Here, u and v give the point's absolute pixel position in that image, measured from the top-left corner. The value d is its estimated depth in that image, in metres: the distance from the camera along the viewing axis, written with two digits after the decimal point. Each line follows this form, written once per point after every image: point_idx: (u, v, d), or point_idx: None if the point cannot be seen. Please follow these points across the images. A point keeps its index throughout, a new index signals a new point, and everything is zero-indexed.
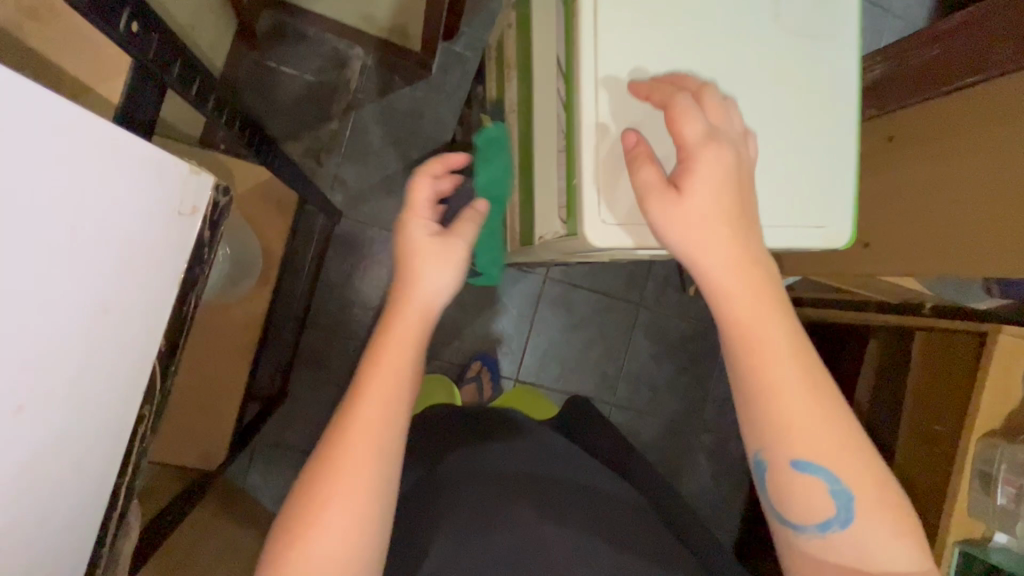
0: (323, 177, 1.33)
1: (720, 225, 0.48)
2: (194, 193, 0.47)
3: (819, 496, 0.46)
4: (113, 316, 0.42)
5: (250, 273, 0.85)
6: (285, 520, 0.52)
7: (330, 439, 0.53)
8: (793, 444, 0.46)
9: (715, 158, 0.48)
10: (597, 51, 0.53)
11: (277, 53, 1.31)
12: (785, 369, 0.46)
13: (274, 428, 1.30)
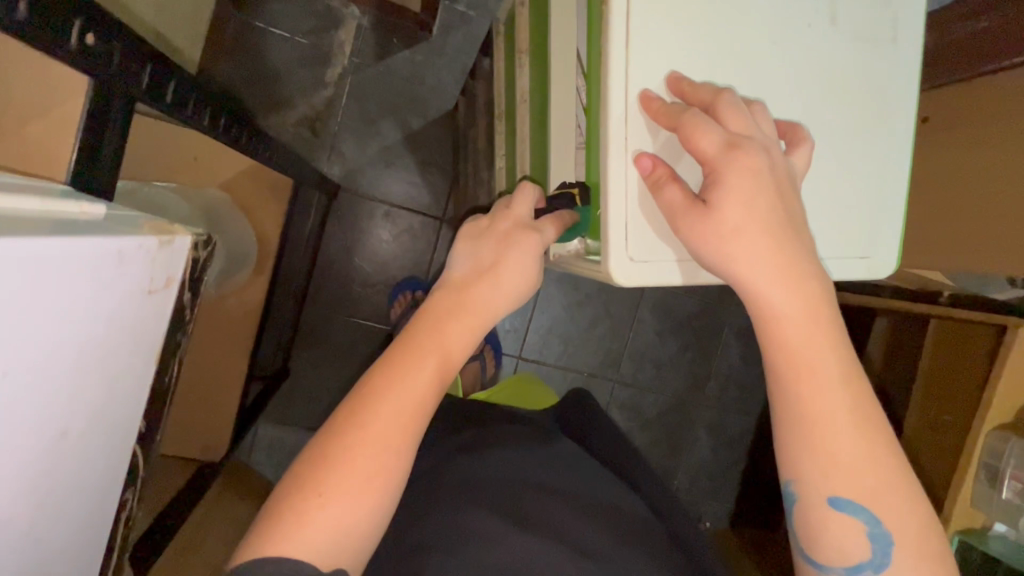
0: (319, 150, 1.27)
1: (761, 247, 0.44)
2: (163, 265, 0.42)
3: (852, 533, 0.44)
4: (68, 430, 0.37)
5: (244, 264, 0.82)
6: (301, 464, 0.48)
7: (367, 391, 0.49)
8: (829, 475, 0.44)
9: (743, 169, 0.43)
10: (629, 65, 0.47)
11: (266, 14, 1.22)
12: (823, 398, 0.44)
13: (278, 406, 1.29)
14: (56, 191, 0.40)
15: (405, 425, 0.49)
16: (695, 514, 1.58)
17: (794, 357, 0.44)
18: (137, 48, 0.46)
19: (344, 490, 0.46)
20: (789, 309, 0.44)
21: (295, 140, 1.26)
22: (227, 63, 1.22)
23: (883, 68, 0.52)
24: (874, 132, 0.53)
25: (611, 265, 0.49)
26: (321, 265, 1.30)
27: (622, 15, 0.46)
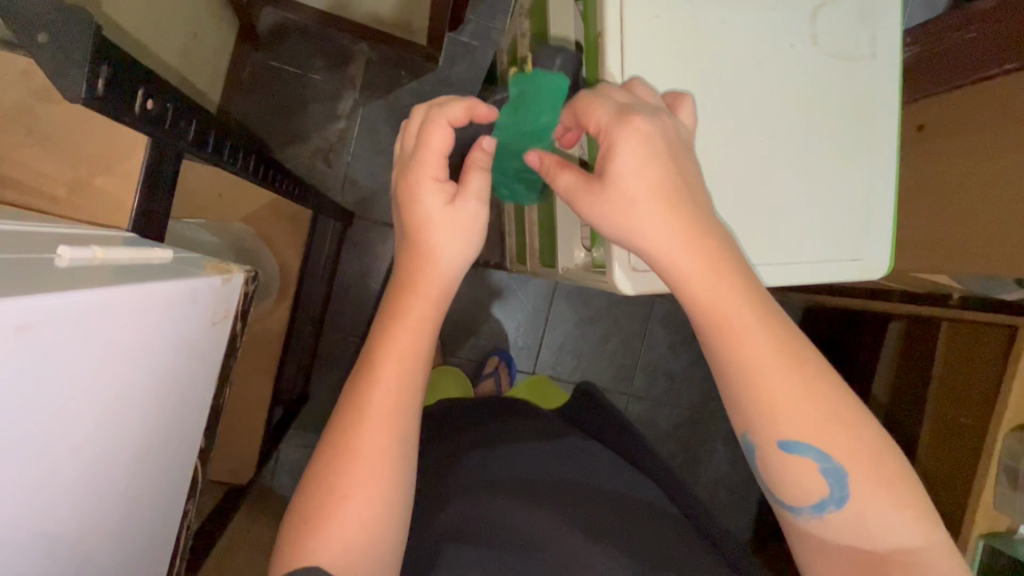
0: (333, 179, 1.32)
1: (657, 223, 0.46)
2: (224, 297, 0.45)
3: (811, 473, 0.47)
4: (147, 454, 0.40)
5: (267, 293, 0.85)
6: (305, 500, 0.52)
7: (348, 421, 0.53)
8: (779, 420, 0.46)
9: (630, 134, 0.45)
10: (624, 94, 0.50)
11: (282, 53, 1.28)
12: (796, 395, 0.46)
13: (299, 430, 1.33)
14: (120, 238, 0.44)
15: (393, 393, 0.53)
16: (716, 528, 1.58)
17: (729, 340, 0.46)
18: (187, 108, 0.51)
19: (361, 466, 0.51)
20: (716, 309, 0.46)
21: (311, 171, 1.31)
22: (245, 101, 1.28)
23: (866, 82, 0.55)
24: (861, 142, 0.55)
25: (616, 281, 0.52)
26: (338, 291, 1.35)
27: (615, 47, 0.50)
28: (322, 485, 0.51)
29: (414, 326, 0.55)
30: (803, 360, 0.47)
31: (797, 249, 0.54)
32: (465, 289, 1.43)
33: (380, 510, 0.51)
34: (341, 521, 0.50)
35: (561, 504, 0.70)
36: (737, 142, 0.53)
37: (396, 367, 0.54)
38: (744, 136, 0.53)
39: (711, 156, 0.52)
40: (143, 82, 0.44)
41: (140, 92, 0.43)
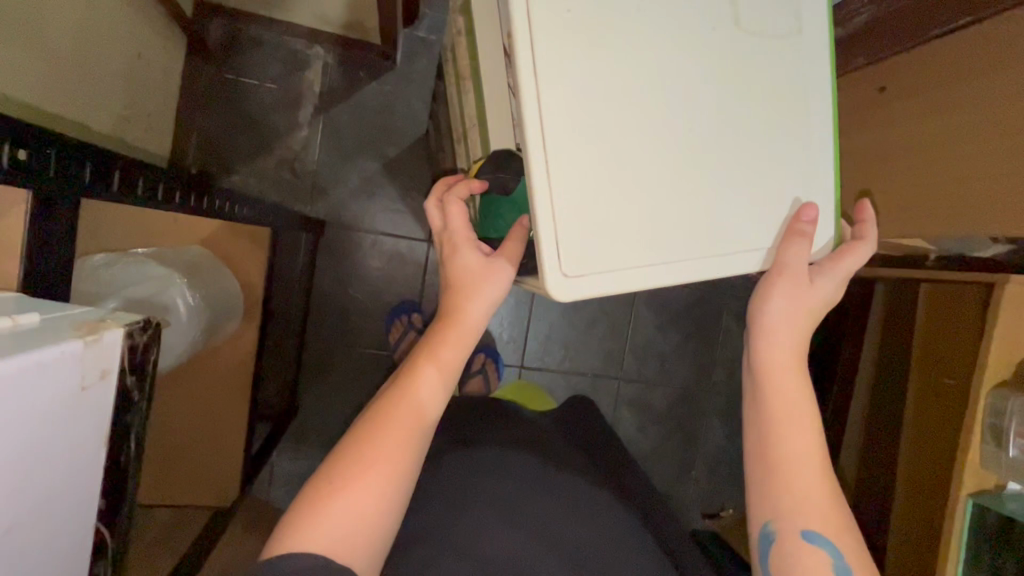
0: (301, 189, 1.30)
1: (796, 328, 0.60)
2: (97, 359, 0.44)
3: (817, 560, 0.54)
4: (11, 535, 0.38)
5: (231, 317, 0.82)
6: (322, 476, 0.54)
7: (381, 411, 0.56)
8: (807, 511, 0.55)
9: (827, 292, 0.59)
10: (540, 92, 0.49)
11: (234, 65, 1.26)
12: (807, 457, 0.57)
13: (292, 443, 1.33)
14: (2, 305, 0.44)
15: (414, 425, 0.56)
16: (717, 502, 1.60)
17: (783, 431, 0.58)
18: (74, 146, 0.49)
19: (364, 482, 0.53)
20: (787, 385, 0.59)
21: (277, 182, 1.29)
22: (203, 116, 1.25)
23: (794, 54, 0.55)
24: (790, 123, 0.55)
25: (550, 287, 0.50)
26: (317, 303, 1.33)
27: (526, 43, 0.48)
28: (321, 490, 0.53)
29: (444, 361, 0.59)
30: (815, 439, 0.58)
31: (735, 228, 0.54)
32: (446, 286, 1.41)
33: (363, 535, 0.52)
34: (327, 533, 0.50)
35: (519, 512, 0.75)
36: (668, 126, 0.52)
37: (424, 400, 0.57)
38: (665, 126, 0.52)
39: (632, 150, 0.51)
40: (9, 131, 0.41)
41: (7, 143, 0.41)
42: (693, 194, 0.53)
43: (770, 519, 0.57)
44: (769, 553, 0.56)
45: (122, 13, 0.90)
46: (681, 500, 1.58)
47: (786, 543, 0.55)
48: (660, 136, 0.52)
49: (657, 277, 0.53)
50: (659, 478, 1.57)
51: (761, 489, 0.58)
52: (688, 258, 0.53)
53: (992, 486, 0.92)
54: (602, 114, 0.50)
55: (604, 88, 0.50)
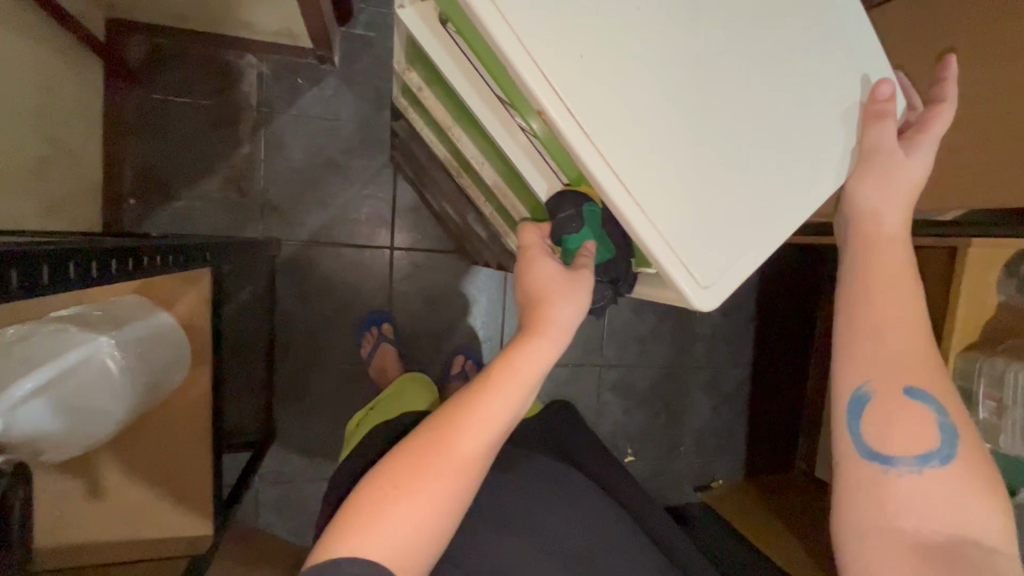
0: (251, 207, 1.24)
1: (898, 221, 0.55)
2: None
3: (921, 419, 0.54)
4: None
5: (180, 365, 0.78)
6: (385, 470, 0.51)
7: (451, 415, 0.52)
8: (912, 370, 0.54)
9: (923, 168, 0.54)
10: (557, 90, 0.44)
11: (161, 84, 1.18)
12: (909, 317, 0.55)
13: (275, 466, 1.31)
14: None
15: (467, 467, 0.51)
16: (708, 474, 1.62)
17: (890, 292, 0.55)
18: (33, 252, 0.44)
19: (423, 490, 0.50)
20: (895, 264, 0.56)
21: (225, 203, 1.23)
22: (137, 141, 1.18)
23: None
24: (804, 67, 0.50)
25: (691, 299, 0.49)
26: (282, 324, 1.29)
27: (507, 36, 0.43)
28: (383, 491, 0.50)
29: (510, 402, 0.53)
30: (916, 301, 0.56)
31: (821, 177, 0.51)
32: (414, 291, 1.35)
33: (419, 549, 0.49)
34: (381, 541, 0.47)
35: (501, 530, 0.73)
36: (699, 78, 0.47)
37: (484, 443, 0.52)
38: (696, 77, 0.47)
39: (675, 110, 0.47)
40: None
41: None
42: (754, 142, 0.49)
43: (872, 378, 0.55)
44: (865, 416, 0.55)
45: (19, 45, 0.84)
46: (672, 476, 1.60)
47: (889, 396, 0.54)
48: (701, 74, 0.47)
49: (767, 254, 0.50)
50: (648, 458, 1.58)
51: (862, 346, 0.56)
52: (785, 214, 0.50)
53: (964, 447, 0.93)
54: (632, 92, 0.46)
55: (616, 63, 0.45)
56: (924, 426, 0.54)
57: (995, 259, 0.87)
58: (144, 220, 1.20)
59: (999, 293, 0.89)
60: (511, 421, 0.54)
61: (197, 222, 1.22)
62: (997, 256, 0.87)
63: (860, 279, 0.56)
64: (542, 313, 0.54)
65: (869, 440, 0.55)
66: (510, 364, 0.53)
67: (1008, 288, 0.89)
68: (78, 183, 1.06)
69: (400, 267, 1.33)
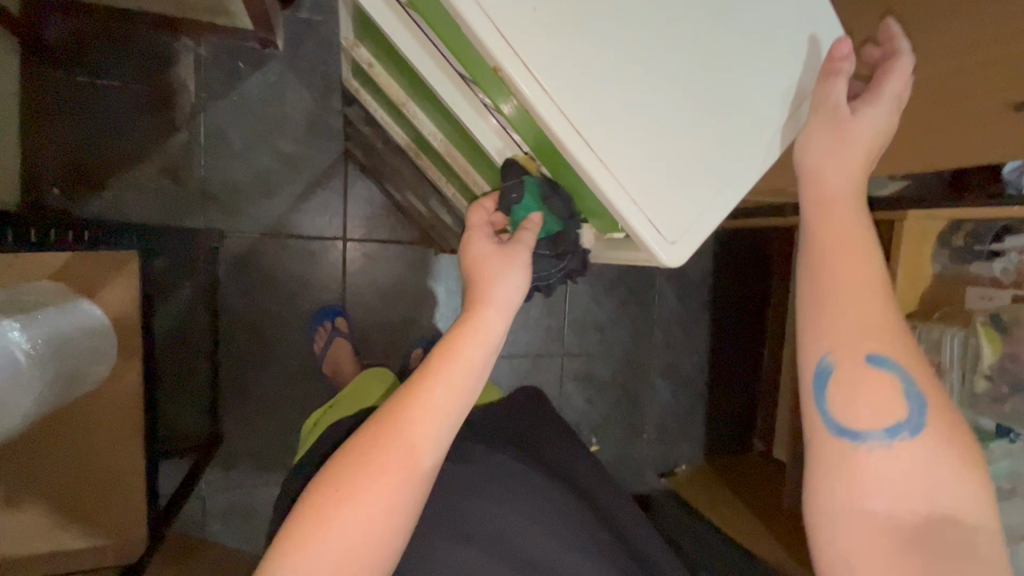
0: (189, 198, 1.18)
1: (858, 178, 0.50)
2: None
3: (883, 388, 0.47)
4: None
5: (104, 356, 0.72)
6: (323, 484, 0.47)
7: (388, 419, 0.48)
8: (873, 336, 0.48)
9: (885, 124, 0.50)
10: (493, 19, 0.42)
11: (85, 66, 1.11)
12: (869, 276, 0.48)
13: (222, 471, 1.24)
14: None
15: (408, 470, 0.47)
16: (670, 460, 1.63)
17: (851, 250, 0.48)
18: None
19: (364, 504, 0.46)
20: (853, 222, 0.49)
21: (159, 193, 1.16)
22: (62, 126, 1.10)
23: None
24: (757, 15, 0.49)
25: (658, 253, 0.49)
26: (227, 321, 1.22)
27: None
28: (322, 504, 0.46)
29: (451, 397, 0.49)
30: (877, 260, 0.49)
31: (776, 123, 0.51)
32: (368, 282, 1.30)
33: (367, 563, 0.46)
34: (323, 557, 0.45)
35: (455, 525, 0.72)
36: (644, 10, 0.46)
37: (425, 443, 0.48)
38: (648, 21, 0.46)
39: (625, 45, 0.46)
40: None
41: None
42: (705, 81, 0.48)
43: (825, 345, 0.49)
44: (826, 389, 0.48)
45: None
46: (635, 464, 1.61)
47: (846, 364, 0.48)
48: (649, 10, 0.46)
49: (727, 200, 0.50)
50: (612, 446, 1.58)
51: (820, 313, 0.49)
52: (745, 167, 0.50)
53: None
54: (575, 23, 0.44)
55: None
56: (890, 398, 0.47)
57: (927, 232, 0.92)
58: (71, 211, 1.11)
59: (934, 263, 0.93)
60: (456, 419, 0.50)
61: (131, 213, 1.14)
62: (929, 229, 0.92)
63: (817, 238, 0.50)
64: (478, 299, 0.51)
65: (835, 417, 0.48)
66: (448, 355, 0.49)
67: (942, 259, 0.93)
68: None
69: (353, 259, 1.28)
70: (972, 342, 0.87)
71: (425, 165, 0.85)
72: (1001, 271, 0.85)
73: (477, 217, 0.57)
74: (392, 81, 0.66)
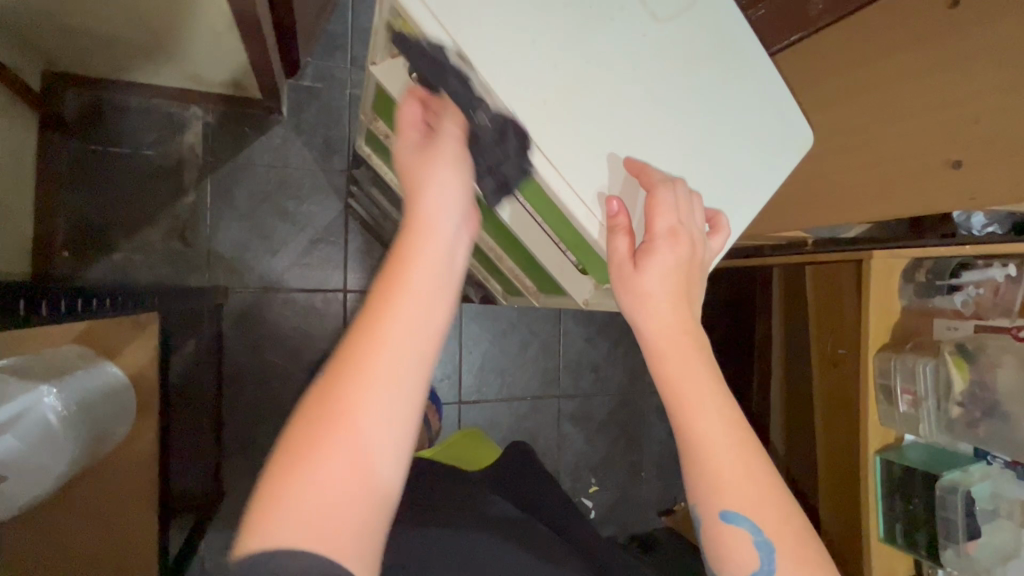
0: (195, 256, 1.22)
1: (676, 315, 0.47)
2: None
3: (741, 541, 0.45)
4: None
5: (125, 417, 0.73)
6: (285, 443, 0.36)
7: (348, 348, 0.37)
8: (726, 491, 0.45)
9: (674, 255, 0.48)
10: (506, 108, 0.49)
11: (101, 135, 1.16)
12: (711, 427, 0.45)
13: (222, 529, 1.22)
14: None
15: (352, 477, 0.35)
16: (670, 497, 1.65)
17: (691, 406, 0.46)
18: None
19: (332, 451, 0.35)
20: (685, 370, 0.46)
21: (167, 253, 1.20)
22: (73, 193, 1.15)
23: (705, 22, 0.56)
24: (728, 99, 0.58)
25: None
26: (230, 376, 1.24)
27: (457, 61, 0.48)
28: (286, 463, 0.35)
29: (394, 375, 0.36)
30: (719, 402, 0.46)
31: (749, 188, 0.59)
32: None
33: (349, 520, 0.34)
34: (292, 521, 0.33)
35: None
36: (636, 96, 0.53)
37: (368, 439, 0.35)
38: (640, 106, 0.54)
39: (619, 124, 0.53)
40: None
41: None
42: (691, 154, 0.56)
43: (689, 495, 0.47)
44: (701, 537, 0.47)
45: None
46: (635, 503, 1.62)
47: (706, 510, 0.46)
48: (639, 94, 0.54)
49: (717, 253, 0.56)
50: (612, 486, 1.59)
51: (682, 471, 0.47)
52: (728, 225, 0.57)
53: (894, 439, 1.01)
54: (576, 108, 0.51)
55: (557, 82, 0.51)
56: (744, 552, 0.45)
57: (894, 269, 0.99)
58: (78, 273, 1.14)
59: (902, 298, 1.01)
60: (425, 322, 0.38)
61: (137, 274, 1.18)
62: (896, 266, 0.99)
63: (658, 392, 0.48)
64: (420, 192, 0.41)
65: (713, 563, 0.47)
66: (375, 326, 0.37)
67: (909, 293, 1.01)
68: (7, 237, 1.02)
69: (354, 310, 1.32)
70: (942, 371, 0.93)
71: None
72: (962, 302, 0.93)
73: (410, 112, 0.44)
74: None
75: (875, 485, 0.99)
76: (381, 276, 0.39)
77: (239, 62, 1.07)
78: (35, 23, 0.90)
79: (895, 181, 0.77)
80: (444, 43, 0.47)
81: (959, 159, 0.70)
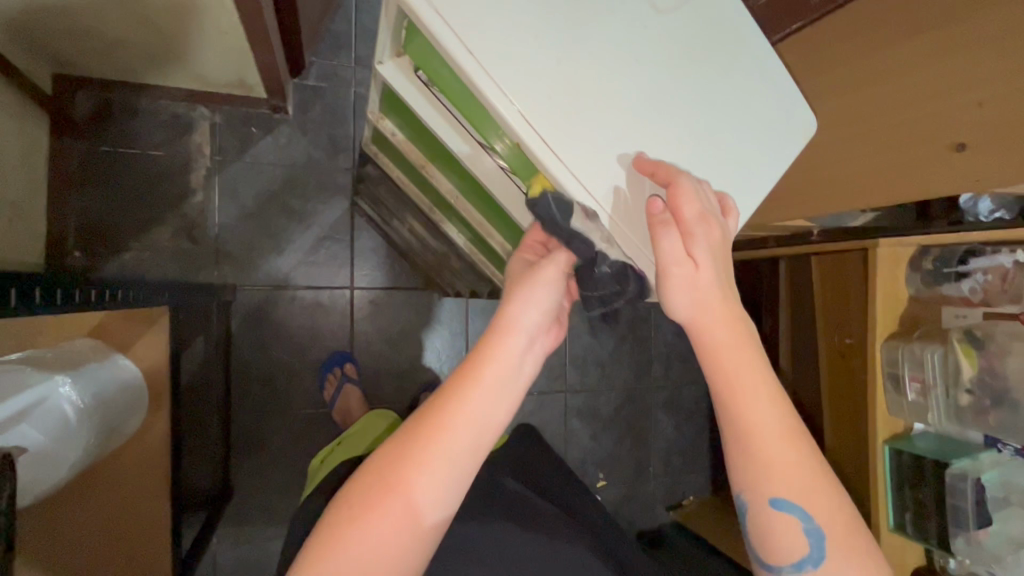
0: (202, 255, 1.23)
1: (714, 303, 0.49)
2: None
3: (792, 528, 0.46)
4: None
5: (137, 411, 0.75)
6: (352, 485, 0.46)
7: (418, 424, 0.47)
8: (780, 478, 0.46)
9: (711, 237, 0.49)
10: (512, 100, 0.50)
11: (110, 137, 1.18)
12: (762, 415, 0.46)
13: (232, 526, 1.23)
14: None
15: (400, 530, 0.44)
16: (678, 493, 1.65)
17: (743, 398, 0.46)
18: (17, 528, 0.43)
19: (389, 506, 0.44)
20: (732, 359, 0.47)
21: (175, 252, 1.21)
22: (83, 195, 1.16)
23: (708, 10, 0.56)
24: (732, 86, 0.58)
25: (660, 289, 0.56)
26: (238, 374, 1.25)
27: (464, 54, 0.48)
28: (354, 506, 0.44)
29: (456, 459, 0.46)
30: (768, 389, 0.47)
31: (754, 176, 0.59)
32: (375, 329, 1.35)
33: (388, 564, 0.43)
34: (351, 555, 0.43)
35: None
36: (639, 84, 0.54)
37: (419, 506, 0.45)
38: (644, 94, 0.54)
39: (623, 111, 0.53)
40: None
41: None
42: (695, 141, 0.56)
43: (738, 482, 0.47)
44: (748, 524, 0.48)
45: None
46: (643, 499, 1.62)
47: (755, 497, 0.46)
48: (642, 82, 0.54)
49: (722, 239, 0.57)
50: (620, 482, 1.59)
51: (733, 460, 0.48)
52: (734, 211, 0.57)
53: (902, 430, 1.02)
54: (580, 96, 0.52)
55: (561, 70, 0.51)
56: (792, 538, 0.46)
57: (899, 257, 0.99)
58: (89, 272, 1.16)
59: (909, 286, 1.01)
60: (484, 433, 0.48)
61: (147, 273, 1.19)
62: (901, 255, 0.99)
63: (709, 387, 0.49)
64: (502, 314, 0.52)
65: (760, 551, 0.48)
66: (439, 420, 0.47)
67: (915, 282, 1.00)
68: (20, 236, 1.04)
69: (360, 308, 1.33)
70: (950, 358, 0.93)
71: (440, 219, 0.93)
72: (970, 290, 0.92)
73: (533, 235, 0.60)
74: (415, 148, 0.74)
75: (885, 474, 0.99)
76: (455, 375, 0.49)
77: (244, 62, 1.08)
78: (46, 26, 0.91)
79: (900, 170, 0.77)
80: (451, 38, 0.48)
81: (962, 142, 0.71)
